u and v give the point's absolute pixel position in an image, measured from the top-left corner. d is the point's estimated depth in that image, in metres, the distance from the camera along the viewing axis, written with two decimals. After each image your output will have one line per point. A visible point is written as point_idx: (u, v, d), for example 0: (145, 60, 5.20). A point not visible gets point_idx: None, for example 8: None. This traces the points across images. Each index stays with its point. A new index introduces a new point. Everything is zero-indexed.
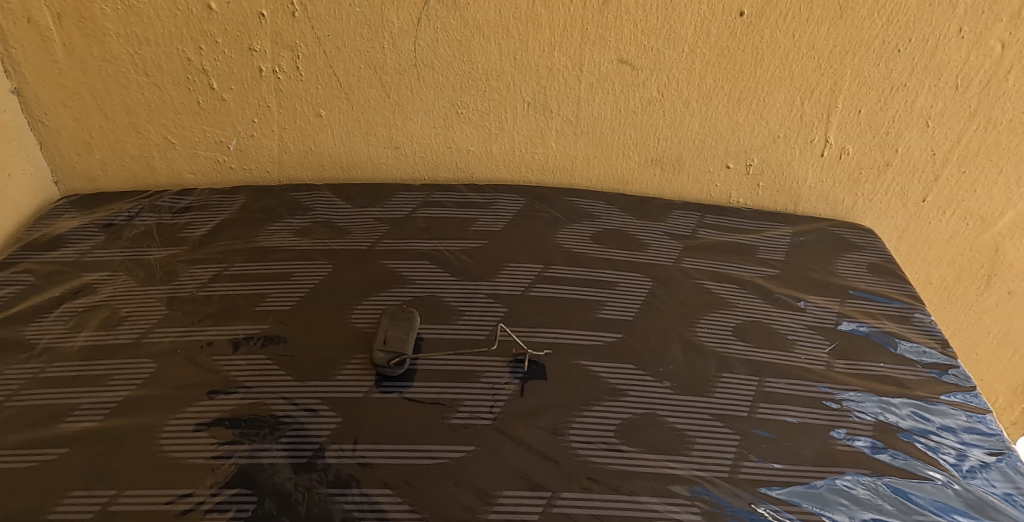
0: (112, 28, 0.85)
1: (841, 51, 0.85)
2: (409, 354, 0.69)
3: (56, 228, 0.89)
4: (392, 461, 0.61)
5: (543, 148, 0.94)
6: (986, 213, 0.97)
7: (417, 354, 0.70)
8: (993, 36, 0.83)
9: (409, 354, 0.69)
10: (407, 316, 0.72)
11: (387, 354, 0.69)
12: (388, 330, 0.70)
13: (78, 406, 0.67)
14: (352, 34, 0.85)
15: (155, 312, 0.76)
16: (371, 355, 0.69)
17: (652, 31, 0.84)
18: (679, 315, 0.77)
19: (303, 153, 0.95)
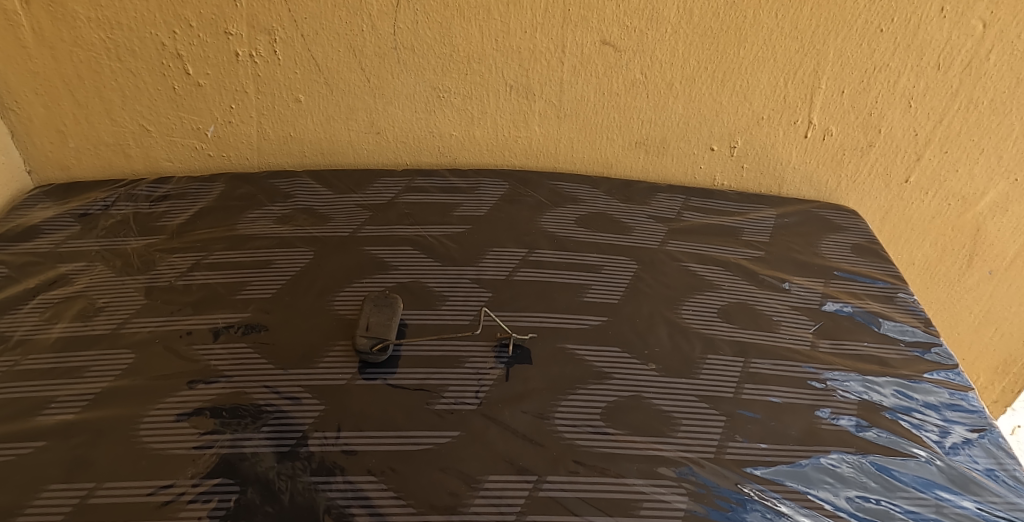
0: (83, 12, 0.83)
1: (824, 31, 0.85)
2: (392, 340, 0.68)
3: (31, 218, 0.87)
4: (376, 448, 0.61)
5: (526, 132, 0.93)
6: (968, 193, 0.97)
7: (399, 341, 0.69)
8: (975, 14, 0.83)
9: (392, 339, 0.68)
10: (390, 302, 0.71)
11: (369, 341, 0.68)
12: (370, 319, 0.69)
13: (55, 398, 0.65)
14: (330, 17, 0.83)
15: (133, 303, 0.75)
16: (354, 342, 0.68)
17: (635, 11, 0.83)
18: (664, 298, 0.77)
19: (282, 138, 0.93)
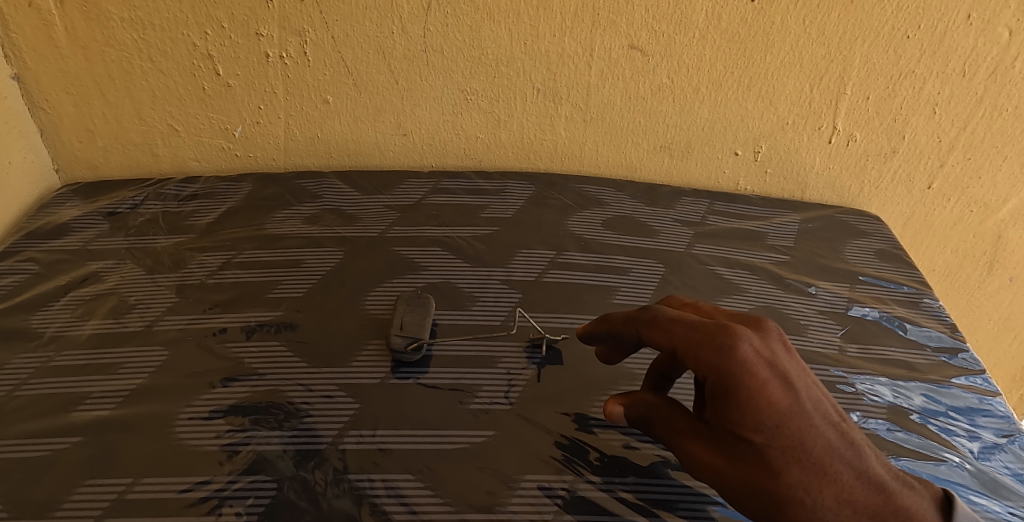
0: (117, 12, 0.83)
1: (851, 37, 0.85)
2: (426, 339, 0.69)
3: (59, 216, 0.88)
4: (411, 446, 0.61)
5: (551, 135, 0.94)
6: (990, 200, 0.98)
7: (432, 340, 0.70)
8: (1001, 22, 0.84)
9: (426, 338, 0.69)
10: (423, 302, 0.72)
11: (404, 342, 0.68)
12: (405, 319, 0.70)
13: (90, 395, 0.66)
14: (361, 19, 0.84)
15: (164, 301, 0.75)
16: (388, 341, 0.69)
17: (664, 16, 0.84)
18: (692, 302, 0.77)
19: (310, 139, 0.94)
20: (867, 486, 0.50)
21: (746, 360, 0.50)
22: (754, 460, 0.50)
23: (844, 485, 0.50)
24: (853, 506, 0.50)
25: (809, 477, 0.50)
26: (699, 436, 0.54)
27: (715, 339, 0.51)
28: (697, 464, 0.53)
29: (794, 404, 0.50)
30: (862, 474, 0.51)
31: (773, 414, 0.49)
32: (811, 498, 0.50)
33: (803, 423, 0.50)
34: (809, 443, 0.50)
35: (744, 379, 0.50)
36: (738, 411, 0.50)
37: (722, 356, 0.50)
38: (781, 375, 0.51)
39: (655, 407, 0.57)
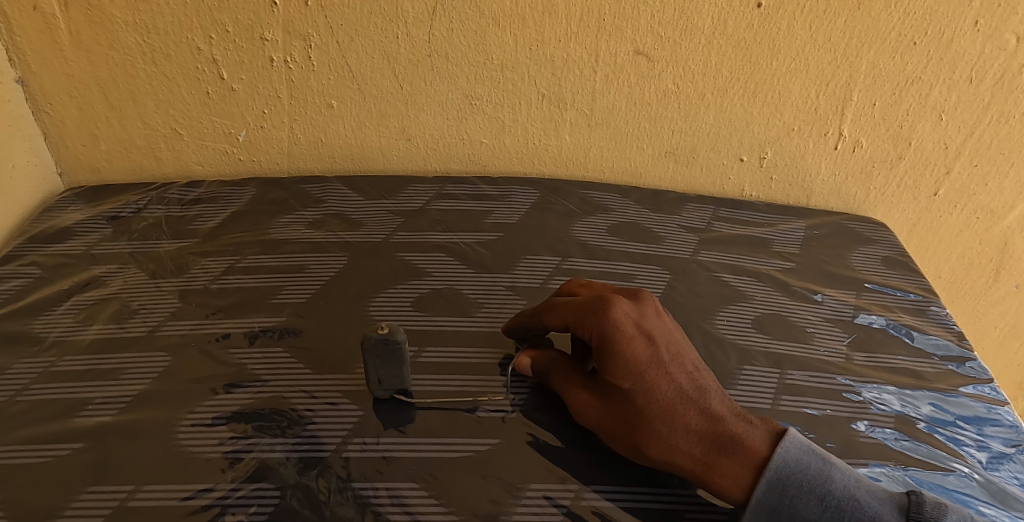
0: (121, 16, 0.83)
1: (857, 43, 0.85)
2: (405, 385, 0.64)
3: (62, 220, 0.88)
4: (415, 454, 0.60)
5: (556, 140, 0.94)
6: (997, 207, 0.97)
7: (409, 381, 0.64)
8: (1008, 29, 0.83)
9: (405, 385, 0.64)
10: (393, 351, 0.61)
11: (387, 393, 0.64)
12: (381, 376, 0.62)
13: (92, 400, 0.65)
14: (366, 23, 0.84)
15: (167, 306, 0.75)
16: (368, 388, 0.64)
17: (669, 21, 0.83)
18: (698, 309, 0.77)
19: (313, 144, 0.94)
20: (708, 421, 0.57)
21: (616, 321, 0.60)
22: (625, 400, 0.58)
23: (690, 420, 0.57)
24: (694, 439, 0.57)
25: (663, 411, 0.57)
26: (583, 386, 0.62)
27: (594, 306, 0.61)
28: (581, 411, 0.61)
29: (653, 350, 0.59)
30: (706, 411, 0.57)
31: (633, 363, 0.58)
32: (658, 432, 0.57)
33: (661, 367, 0.58)
34: (660, 386, 0.58)
35: (613, 332, 0.59)
36: (608, 360, 0.59)
37: (597, 313, 0.60)
38: (645, 332, 0.60)
39: (554, 369, 0.64)
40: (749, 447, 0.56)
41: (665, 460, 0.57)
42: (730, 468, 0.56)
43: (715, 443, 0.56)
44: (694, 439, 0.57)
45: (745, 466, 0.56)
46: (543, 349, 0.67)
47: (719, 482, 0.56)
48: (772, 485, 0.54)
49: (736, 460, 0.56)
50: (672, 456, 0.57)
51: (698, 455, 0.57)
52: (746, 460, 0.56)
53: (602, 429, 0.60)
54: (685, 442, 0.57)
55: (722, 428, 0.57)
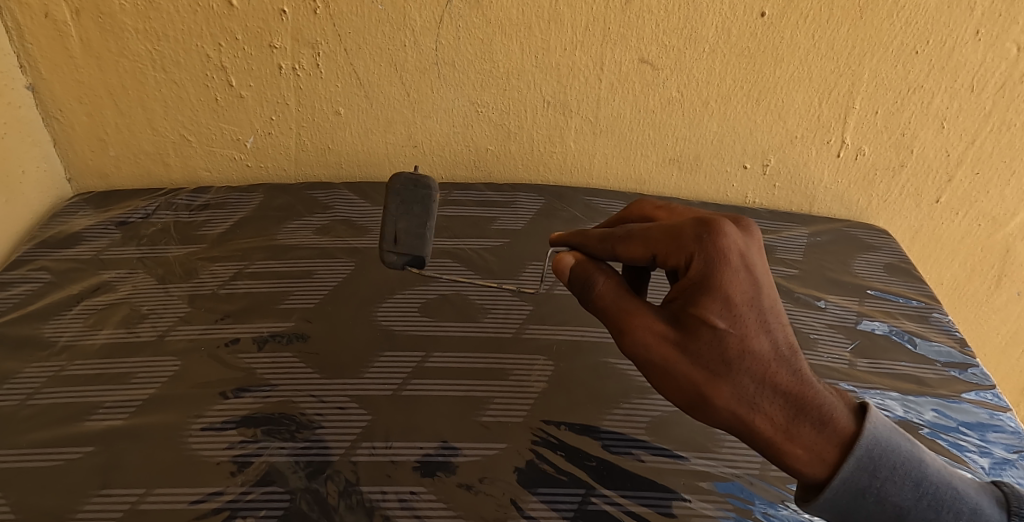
0: (131, 24, 0.84)
1: (860, 52, 0.86)
2: (428, 227, 0.66)
3: (72, 225, 0.88)
4: (423, 459, 0.61)
5: (561, 147, 0.95)
6: (998, 214, 0.98)
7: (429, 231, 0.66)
8: (1009, 38, 0.84)
9: (428, 226, 0.66)
10: (423, 188, 0.66)
11: (399, 257, 0.66)
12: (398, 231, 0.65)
13: (103, 404, 0.66)
14: (373, 31, 0.85)
15: (176, 311, 0.75)
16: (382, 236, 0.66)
17: (674, 30, 0.84)
18: None
19: (321, 151, 0.95)
20: (800, 384, 0.51)
21: (720, 248, 0.52)
22: (710, 341, 0.51)
23: (778, 379, 0.51)
24: (779, 400, 0.51)
25: (754, 364, 0.51)
26: (648, 312, 0.54)
27: (696, 231, 0.54)
28: (643, 344, 0.53)
29: (757, 292, 0.52)
30: (800, 373, 0.51)
31: (727, 301, 0.51)
32: (738, 382, 0.51)
33: (763, 314, 0.52)
34: (757, 334, 0.51)
35: (716, 265, 0.52)
36: (706, 294, 0.52)
37: (704, 240, 0.53)
38: (750, 269, 0.53)
39: (610, 287, 0.57)
40: (837, 421, 0.51)
41: (734, 412, 0.52)
42: (809, 437, 0.51)
43: (799, 409, 0.51)
44: (778, 401, 0.51)
45: (829, 440, 0.51)
46: (593, 264, 0.59)
47: (795, 452, 0.52)
48: (863, 464, 0.51)
49: (818, 431, 0.51)
50: (744, 412, 0.51)
51: (777, 420, 0.51)
52: (828, 433, 0.51)
53: (668, 369, 0.52)
54: (767, 400, 0.51)
55: (811, 392, 0.51)
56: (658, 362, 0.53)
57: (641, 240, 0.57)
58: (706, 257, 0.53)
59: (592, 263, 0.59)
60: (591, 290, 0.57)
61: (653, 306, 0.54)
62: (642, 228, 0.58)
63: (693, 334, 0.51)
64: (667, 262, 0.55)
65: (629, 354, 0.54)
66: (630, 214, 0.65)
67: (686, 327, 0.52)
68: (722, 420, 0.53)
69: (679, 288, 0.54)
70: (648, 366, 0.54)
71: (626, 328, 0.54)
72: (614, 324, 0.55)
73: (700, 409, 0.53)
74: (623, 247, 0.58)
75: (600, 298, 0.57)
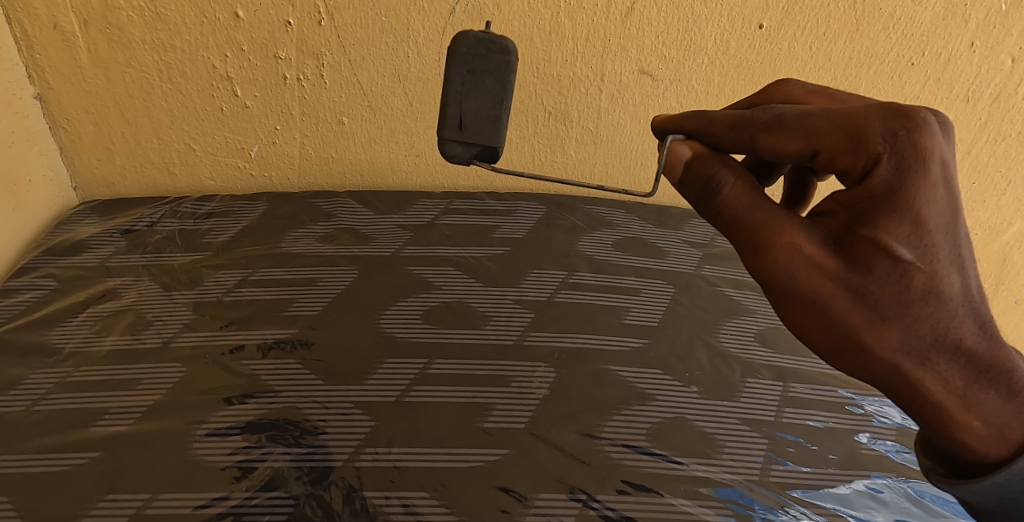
0: (139, 35, 0.85)
1: (856, 64, 0.87)
2: (507, 102, 0.60)
3: (78, 233, 0.89)
4: (426, 464, 0.62)
5: (562, 157, 0.96)
6: (995, 223, 0.99)
7: (503, 113, 0.60)
8: (1004, 50, 0.86)
9: (507, 101, 0.60)
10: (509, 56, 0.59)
11: (464, 148, 0.60)
12: (466, 113, 0.59)
13: (108, 410, 0.67)
14: (378, 43, 0.86)
15: (181, 318, 0.76)
16: (445, 113, 0.60)
17: (673, 42, 0.86)
18: (702, 322, 0.78)
19: (324, 160, 0.96)
20: (984, 338, 0.48)
21: (919, 153, 0.47)
22: (889, 277, 0.47)
23: (963, 336, 0.47)
24: (957, 354, 0.48)
25: (939, 309, 0.47)
26: (800, 230, 0.49)
27: (886, 125, 0.47)
28: (791, 271, 0.49)
29: (952, 218, 0.47)
30: (985, 325, 0.48)
31: (920, 225, 0.46)
32: (912, 330, 0.47)
33: (955, 246, 0.47)
34: (946, 273, 0.47)
35: (910, 175, 0.47)
36: (890, 213, 0.47)
37: (897, 138, 0.47)
38: (949, 185, 0.47)
39: (740, 190, 0.53)
40: (1021, 390, 0.48)
41: (899, 363, 0.48)
42: (984, 401, 0.49)
43: (977, 369, 0.48)
44: (955, 355, 0.48)
45: (1011, 411, 0.49)
46: (717, 159, 0.55)
47: (970, 422, 0.49)
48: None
49: (996, 394, 0.48)
50: (912, 365, 0.48)
51: (952, 379, 0.48)
52: (1008, 398, 0.49)
53: (825, 306, 0.48)
54: (943, 357, 0.48)
55: (998, 354, 0.48)
56: (815, 297, 0.48)
57: (800, 131, 0.51)
58: (896, 164, 0.47)
59: (717, 162, 0.55)
60: (717, 191, 0.53)
61: (806, 222, 0.49)
62: (804, 116, 0.51)
63: (868, 265, 0.47)
64: (835, 161, 0.49)
65: (770, 278, 0.50)
66: (772, 94, 0.58)
67: (855, 255, 0.47)
68: (881, 372, 0.49)
69: (851, 197, 0.48)
70: (795, 298, 0.49)
71: (772, 247, 0.49)
72: (750, 235, 0.51)
73: (855, 355, 0.49)
74: (777, 137, 0.52)
75: (729, 204, 0.53)
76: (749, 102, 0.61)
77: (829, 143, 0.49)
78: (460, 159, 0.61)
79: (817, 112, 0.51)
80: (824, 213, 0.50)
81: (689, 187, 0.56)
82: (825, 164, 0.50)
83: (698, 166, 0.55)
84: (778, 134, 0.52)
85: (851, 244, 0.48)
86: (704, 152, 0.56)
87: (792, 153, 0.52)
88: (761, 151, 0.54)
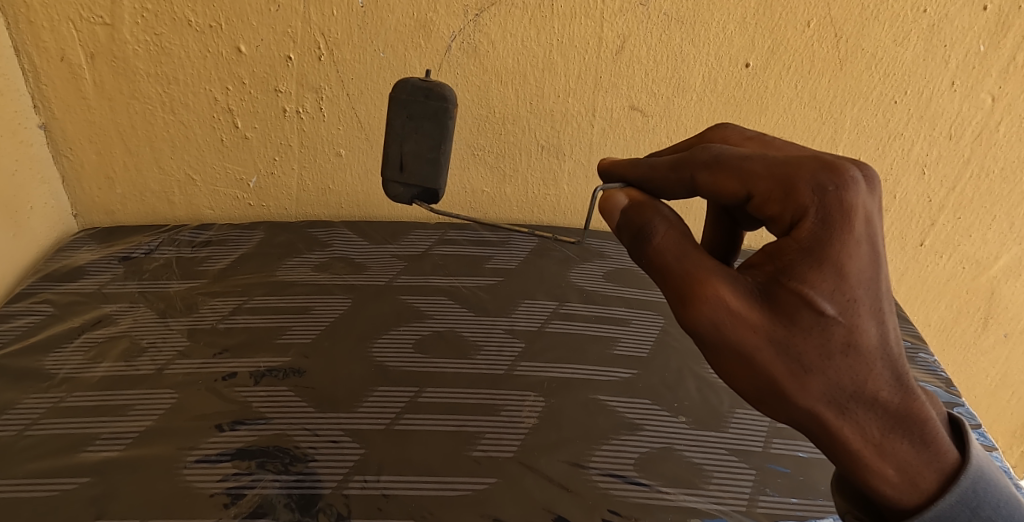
0: (143, 68, 0.88)
1: (841, 102, 0.90)
2: (442, 147, 0.69)
3: (76, 260, 0.90)
4: (415, 492, 0.62)
5: (555, 190, 0.98)
6: (982, 257, 1.00)
7: (439, 155, 0.69)
8: (984, 89, 0.88)
9: (442, 146, 0.69)
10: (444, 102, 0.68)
11: (405, 189, 0.71)
12: (406, 155, 0.69)
13: (100, 436, 0.67)
14: (375, 78, 0.88)
15: (176, 344, 0.77)
16: (387, 157, 0.70)
17: (662, 79, 0.88)
18: (691, 353, 0.79)
19: (321, 191, 0.98)
20: (899, 391, 0.49)
21: (846, 209, 0.48)
22: (811, 329, 0.48)
23: (879, 389, 0.49)
24: (874, 405, 0.49)
25: (857, 361, 0.48)
26: (726, 282, 0.49)
27: (815, 177, 0.49)
28: (714, 323, 0.49)
29: (874, 273, 0.48)
30: (901, 378, 0.49)
31: (843, 281, 0.48)
32: (832, 380, 0.48)
33: (875, 300, 0.49)
34: (866, 327, 0.48)
35: (835, 230, 0.48)
36: (814, 265, 0.48)
37: (825, 193, 0.48)
38: (872, 242, 0.48)
39: (671, 239, 0.53)
40: (936, 440, 0.50)
41: (820, 411, 0.49)
42: (899, 452, 0.49)
43: (893, 419, 0.49)
44: (872, 406, 0.49)
45: (925, 463, 0.50)
46: (649, 207, 0.55)
47: (884, 472, 0.50)
48: (967, 496, 0.49)
49: (911, 445, 0.50)
50: (832, 413, 0.49)
51: (869, 429, 0.49)
52: (920, 449, 0.50)
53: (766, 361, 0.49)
54: (861, 407, 0.49)
55: (912, 409, 0.49)
56: (742, 350, 0.49)
57: (737, 173, 0.52)
58: (822, 217, 0.48)
59: (651, 210, 0.55)
60: (649, 239, 0.54)
61: (732, 274, 0.50)
62: (741, 158, 0.52)
63: (790, 317, 0.48)
64: (765, 206, 0.51)
65: (694, 328, 0.50)
66: (711, 137, 0.61)
67: (780, 307, 0.48)
68: (801, 418, 0.50)
69: (778, 248, 0.49)
70: (722, 348, 0.50)
71: (699, 299, 0.49)
72: (679, 286, 0.51)
73: (775, 400, 0.50)
74: (716, 180, 0.54)
75: (660, 251, 0.53)
76: (690, 144, 0.63)
77: (761, 189, 0.51)
78: (402, 197, 0.72)
79: (753, 155, 0.52)
80: (752, 265, 0.51)
81: (624, 232, 0.57)
82: (757, 208, 0.52)
83: (634, 214, 0.56)
84: (717, 173, 0.54)
85: (772, 295, 0.49)
86: (640, 199, 0.57)
87: (728, 193, 0.53)
88: (702, 190, 0.55)
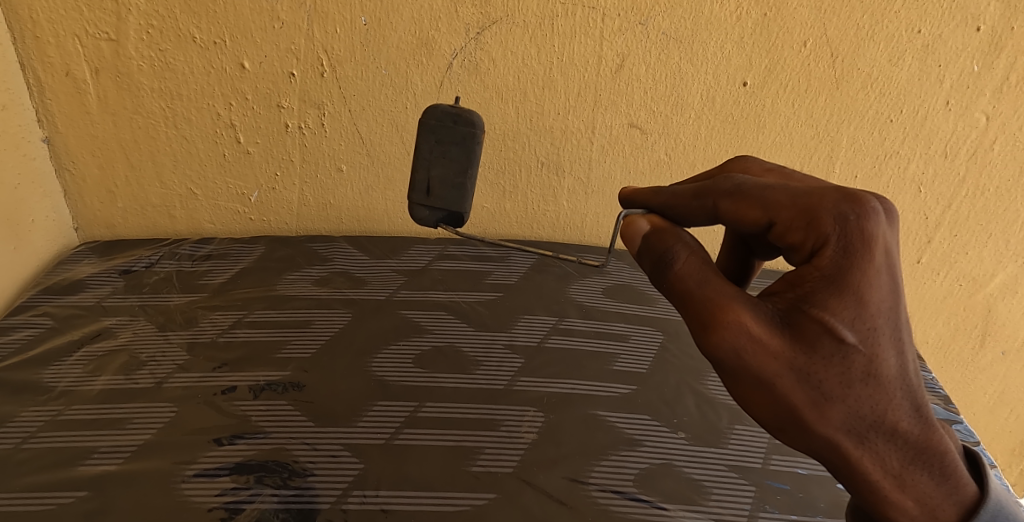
0: (147, 83, 0.88)
1: (837, 120, 0.91)
2: (470, 173, 0.70)
3: (76, 273, 0.90)
4: (413, 508, 0.62)
5: (554, 206, 0.98)
6: (978, 275, 1.01)
7: (465, 180, 0.69)
8: (978, 109, 0.89)
9: (470, 171, 0.69)
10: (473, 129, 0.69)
11: (430, 212, 0.71)
12: (433, 180, 0.69)
13: (97, 449, 0.67)
14: (376, 94, 0.89)
15: (175, 358, 0.77)
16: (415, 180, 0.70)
17: (661, 97, 0.89)
18: (691, 369, 0.79)
19: (322, 206, 0.98)
20: (919, 422, 0.49)
21: (867, 239, 0.49)
22: (832, 358, 0.48)
23: (899, 419, 0.49)
24: (894, 435, 0.49)
25: (877, 392, 0.49)
26: (747, 308, 0.49)
27: (837, 207, 0.50)
28: (736, 350, 0.49)
29: (893, 303, 0.49)
30: (920, 409, 0.50)
31: (863, 310, 0.48)
32: (853, 410, 0.49)
33: (894, 330, 0.49)
34: (885, 357, 0.49)
35: (857, 259, 0.48)
36: (836, 293, 0.48)
37: (847, 222, 0.49)
38: (892, 271, 0.49)
39: (692, 265, 0.53)
40: (954, 472, 0.50)
41: (839, 442, 0.50)
42: (919, 483, 0.50)
43: (913, 451, 0.50)
44: (892, 437, 0.49)
45: (944, 495, 0.50)
46: (670, 233, 0.56)
47: (904, 504, 0.51)
48: None
49: (931, 476, 0.50)
50: (851, 443, 0.50)
51: (889, 461, 0.50)
52: (941, 482, 0.50)
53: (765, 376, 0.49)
54: (880, 438, 0.49)
55: (931, 440, 0.50)
56: (749, 368, 0.49)
57: (759, 202, 0.53)
58: (844, 246, 0.49)
59: (672, 236, 0.56)
60: (670, 263, 0.54)
61: (754, 301, 0.50)
62: (763, 188, 0.54)
63: (811, 345, 0.48)
64: (787, 235, 0.52)
65: (715, 355, 0.50)
66: (732, 168, 0.62)
67: (802, 334, 0.49)
68: (819, 448, 0.50)
69: (799, 276, 0.50)
70: (735, 371, 0.50)
71: (719, 323, 0.49)
72: (699, 310, 0.51)
73: (797, 431, 0.50)
74: (737, 209, 0.55)
75: (680, 275, 0.53)
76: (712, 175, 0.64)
77: (783, 217, 0.52)
78: (427, 221, 0.71)
79: (775, 186, 0.53)
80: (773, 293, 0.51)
81: (644, 257, 0.57)
82: (779, 235, 0.52)
83: (655, 239, 0.57)
84: (739, 201, 0.55)
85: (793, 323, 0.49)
86: (661, 226, 0.58)
87: (749, 222, 0.54)
88: (723, 218, 0.56)
